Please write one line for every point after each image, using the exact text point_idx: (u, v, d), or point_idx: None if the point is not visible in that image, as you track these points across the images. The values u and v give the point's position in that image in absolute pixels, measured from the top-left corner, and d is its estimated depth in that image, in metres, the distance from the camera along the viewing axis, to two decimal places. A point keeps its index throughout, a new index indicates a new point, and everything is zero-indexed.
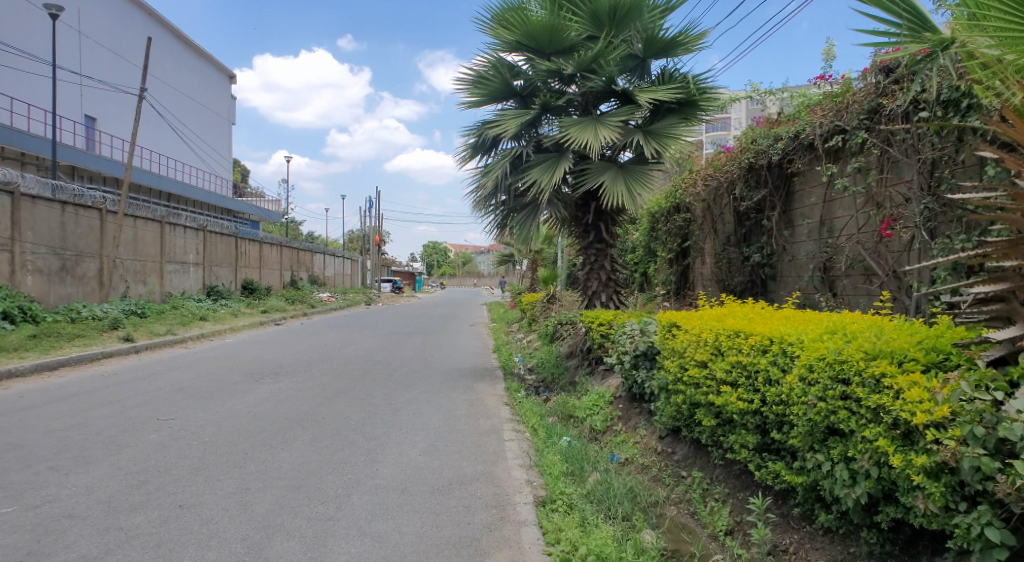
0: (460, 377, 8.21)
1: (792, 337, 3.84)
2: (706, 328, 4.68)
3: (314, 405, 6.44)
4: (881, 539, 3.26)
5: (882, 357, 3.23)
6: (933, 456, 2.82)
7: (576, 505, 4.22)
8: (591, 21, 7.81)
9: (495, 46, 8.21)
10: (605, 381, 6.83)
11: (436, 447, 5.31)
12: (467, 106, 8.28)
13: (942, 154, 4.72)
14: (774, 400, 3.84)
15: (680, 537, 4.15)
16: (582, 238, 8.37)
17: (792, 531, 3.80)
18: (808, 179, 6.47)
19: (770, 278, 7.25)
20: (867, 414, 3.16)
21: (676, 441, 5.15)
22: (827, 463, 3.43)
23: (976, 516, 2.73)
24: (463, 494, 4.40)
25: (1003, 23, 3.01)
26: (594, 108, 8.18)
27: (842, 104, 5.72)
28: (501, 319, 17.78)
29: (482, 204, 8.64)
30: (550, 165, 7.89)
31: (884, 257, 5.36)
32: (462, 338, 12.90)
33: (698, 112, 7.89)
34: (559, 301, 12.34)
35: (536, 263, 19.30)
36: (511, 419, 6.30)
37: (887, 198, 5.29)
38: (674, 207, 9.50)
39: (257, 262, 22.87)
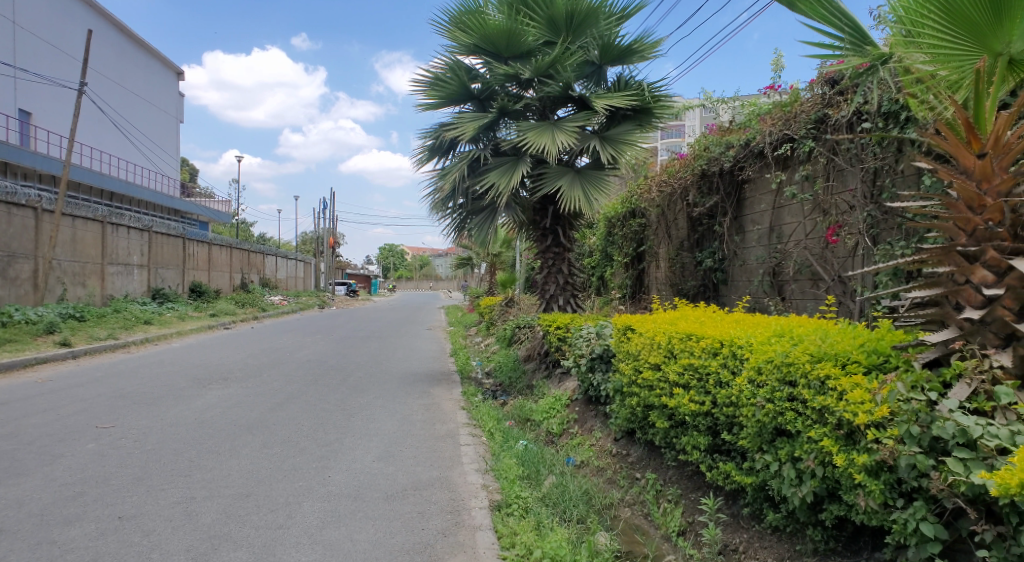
0: (416, 382, 8.14)
1: (741, 340, 3.94)
2: (659, 332, 4.76)
3: (264, 411, 6.30)
4: (825, 537, 3.35)
5: (827, 359, 3.34)
6: (873, 455, 2.92)
7: (531, 509, 4.23)
8: (547, 26, 7.89)
9: (452, 49, 8.20)
10: (562, 384, 6.89)
11: (390, 453, 5.25)
12: (424, 108, 8.24)
13: (883, 164, 4.90)
14: (724, 402, 3.92)
15: (633, 539, 4.18)
16: (539, 243, 8.42)
17: (741, 530, 3.88)
18: (758, 186, 6.64)
19: (721, 282, 7.40)
20: (812, 415, 3.27)
21: (631, 443, 5.22)
22: (774, 463, 3.52)
23: (912, 511, 2.84)
24: (418, 499, 4.37)
25: (938, 41, 3.23)
26: (551, 113, 8.23)
27: (791, 113, 5.89)
28: (459, 322, 17.71)
29: (439, 207, 8.59)
30: (507, 168, 7.90)
31: (830, 262, 5.53)
32: (418, 342, 12.80)
33: (652, 119, 8.03)
34: (516, 305, 12.36)
35: (494, 267, 19.31)
36: (467, 423, 6.27)
37: (833, 206, 5.45)
38: (629, 212, 9.63)
39: (207, 265, 22.28)
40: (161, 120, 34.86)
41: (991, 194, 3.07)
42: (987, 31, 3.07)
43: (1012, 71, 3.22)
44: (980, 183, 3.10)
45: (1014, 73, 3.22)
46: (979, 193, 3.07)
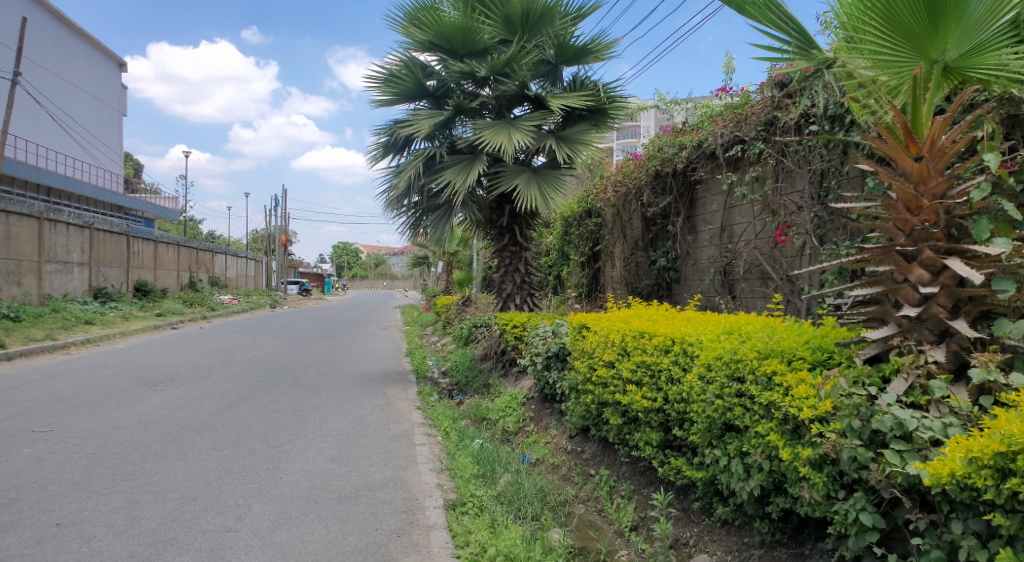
0: (370, 382, 8.05)
1: (691, 338, 4.03)
2: (613, 330, 4.82)
3: (213, 413, 6.15)
4: (772, 529, 3.44)
5: (773, 356, 3.43)
6: (816, 448, 3.01)
7: (486, 507, 4.22)
8: (503, 24, 7.89)
9: (407, 45, 8.14)
10: (519, 383, 6.91)
11: (343, 454, 5.18)
12: (379, 105, 8.15)
13: (830, 165, 5.04)
14: (676, 398, 4.00)
15: (587, 535, 4.21)
16: (496, 241, 8.43)
17: (692, 524, 3.96)
18: (710, 187, 6.77)
19: (674, 281, 7.51)
20: (760, 410, 3.36)
21: (585, 440, 5.27)
22: (723, 457, 3.60)
23: (852, 502, 2.93)
24: (371, 499, 4.32)
25: (877, 48, 3.34)
26: (507, 111, 8.24)
27: (741, 115, 6.03)
28: (415, 322, 17.60)
29: (395, 205, 8.51)
30: (464, 166, 7.88)
31: (779, 261, 5.67)
32: (372, 342, 12.66)
33: (608, 119, 8.12)
34: (473, 304, 12.35)
35: (450, 266, 19.25)
36: (423, 423, 6.23)
37: (782, 206, 5.59)
38: (586, 211, 9.71)
39: (152, 263, 21.60)
40: (101, 113, 33.65)
41: (928, 196, 3.19)
42: (924, 39, 3.20)
43: (947, 78, 3.36)
44: (918, 185, 3.21)
45: (948, 80, 3.36)
46: (917, 195, 3.19)
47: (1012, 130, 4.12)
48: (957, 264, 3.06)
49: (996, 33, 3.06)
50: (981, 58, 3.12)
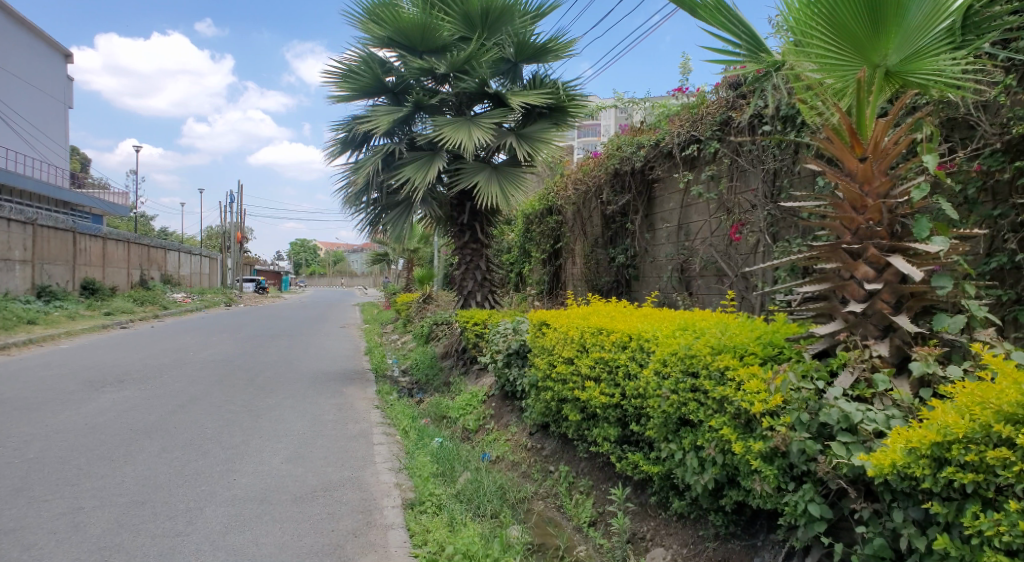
0: (329, 381, 7.95)
1: (648, 334, 4.09)
2: (572, 327, 4.86)
3: (164, 414, 6.00)
4: (726, 521, 3.50)
5: (726, 351, 3.51)
6: (767, 441, 3.09)
7: (445, 505, 4.21)
8: (462, 22, 7.87)
9: (366, 41, 8.06)
10: (479, 381, 6.92)
11: (300, 454, 5.11)
12: (337, 100, 8.05)
13: (782, 165, 5.15)
14: (633, 393, 4.05)
15: (546, 531, 4.23)
16: (457, 238, 8.41)
17: (649, 518, 4.02)
18: (667, 186, 6.87)
19: (633, 278, 7.59)
20: (713, 405, 3.43)
21: (545, 437, 5.31)
22: (679, 452, 3.67)
23: (802, 494, 3.00)
24: (328, 500, 4.28)
25: (823, 52, 3.42)
26: (467, 108, 8.22)
27: (697, 115, 6.14)
28: (375, 320, 17.44)
29: (354, 201, 8.41)
30: (424, 163, 7.84)
31: (733, 259, 5.78)
32: (331, 341, 12.49)
33: (568, 118, 8.17)
34: (435, 302, 12.30)
35: (411, 263, 19.13)
36: (382, 422, 6.18)
37: (736, 205, 5.70)
38: (547, 209, 9.75)
39: (100, 261, 20.95)
40: (46, 105, 32.48)
41: (872, 195, 3.29)
42: (867, 44, 3.31)
43: (889, 82, 3.47)
44: (862, 185, 3.31)
45: (890, 84, 3.48)
46: (862, 194, 3.29)
47: (951, 133, 4.30)
48: (900, 261, 3.16)
49: (933, 40, 3.19)
50: (920, 63, 3.24)
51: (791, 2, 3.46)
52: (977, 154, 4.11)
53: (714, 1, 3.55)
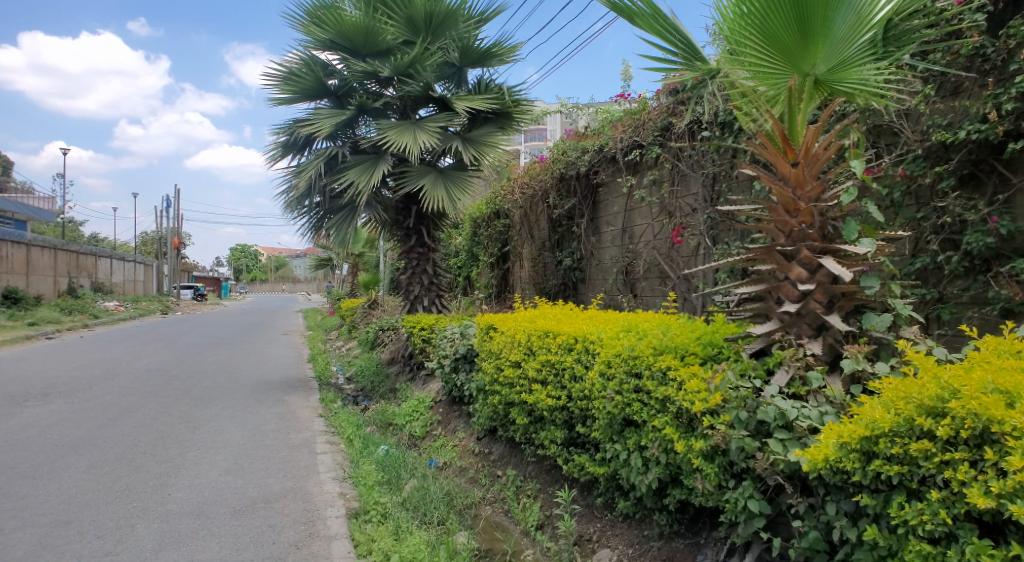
0: (271, 390, 7.74)
1: (593, 336, 4.13)
2: (519, 330, 4.87)
3: (92, 428, 5.74)
4: (670, 520, 3.56)
5: (668, 352, 3.59)
6: (708, 440, 3.15)
7: (390, 513, 4.14)
8: (406, 25, 7.84)
9: (307, 43, 7.92)
10: (426, 386, 6.86)
11: (240, 465, 4.97)
12: (278, 103, 7.88)
13: (721, 169, 5.29)
14: (578, 395, 4.09)
15: (493, 536, 4.21)
16: (403, 242, 8.33)
17: (595, 520, 4.05)
18: (611, 190, 6.98)
19: (580, 281, 7.67)
20: (656, 405, 3.49)
21: (492, 441, 5.31)
22: (624, 453, 3.71)
23: (741, 491, 3.06)
24: (268, 512, 4.16)
25: (757, 61, 3.53)
26: (412, 112, 8.17)
27: (639, 121, 6.25)
28: (319, 326, 17.12)
29: (296, 205, 8.24)
30: (368, 166, 7.74)
31: (676, 261, 5.90)
32: (274, 349, 12.18)
33: (514, 122, 8.22)
34: (381, 307, 12.15)
35: (356, 268, 18.84)
36: (325, 430, 6.06)
37: (678, 208, 5.83)
38: (494, 213, 9.77)
39: (23, 268, 19.93)
40: None
41: (804, 199, 3.39)
42: (797, 54, 3.43)
43: (818, 91, 3.61)
44: (795, 189, 3.41)
45: (819, 92, 3.61)
46: (795, 198, 3.39)
47: (878, 139, 4.49)
48: (831, 262, 3.27)
49: (858, 51, 3.35)
50: (846, 73, 3.39)
51: (724, 13, 3.56)
52: (901, 159, 4.31)
53: (650, 9, 3.63)
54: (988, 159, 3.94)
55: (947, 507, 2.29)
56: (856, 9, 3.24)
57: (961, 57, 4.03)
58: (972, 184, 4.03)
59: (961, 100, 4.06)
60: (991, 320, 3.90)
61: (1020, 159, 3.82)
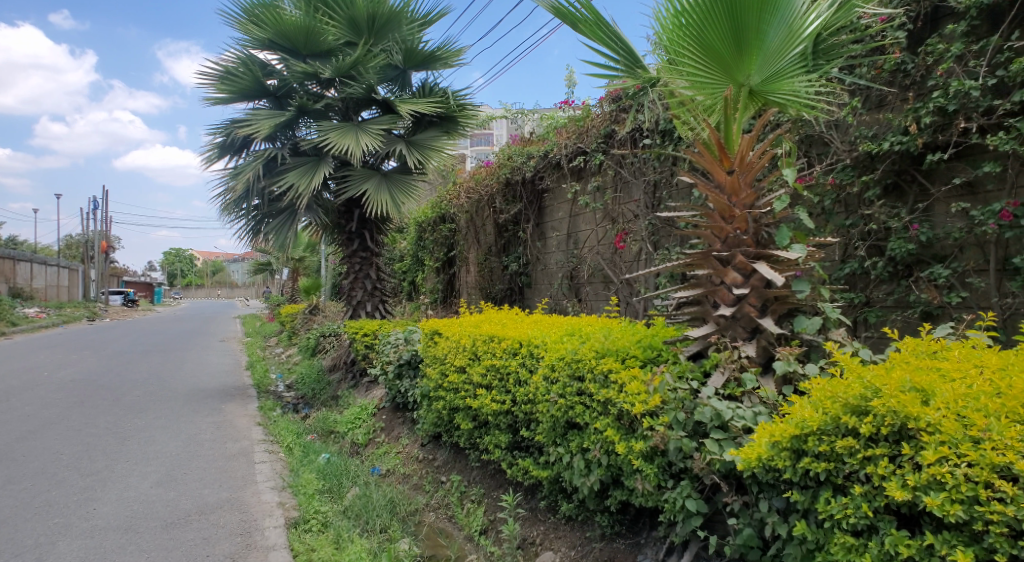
0: (206, 399, 7.48)
1: (537, 340, 4.17)
2: (464, 335, 4.87)
3: (9, 442, 5.42)
4: (611, 521, 3.61)
5: (609, 355, 3.65)
6: (648, 441, 3.21)
7: (331, 522, 4.06)
8: (348, 26, 7.75)
9: (245, 42, 7.72)
10: (369, 393, 6.77)
11: (172, 477, 4.78)
12: (213, 102, 7.66)
13: (661, 176, 5.40)
14: (523, 399, 4.11)
15: (437, 542, 4.17)
16: (345, 247, 8.21)
17: (539, 523, 4.06)
18: (557, 196, 7.06)
19: (525, 286, 7.71)
20: (598, 407, 3.54)
21: (437, 448, 5.28)
22: (566, 455, 3.75)
23: (680, 490, 3.12)
24: (202, 524, 4.02)
25: (694, 71, 3.62)
26: (355, 114, 8.06)
27: (583, 128, 6.32)
28: (258, 333, 16.62)
29: (233, 208, 8.02)
30: (309, 169, 7.60)
31: (618, 266, 5.99)
32: (210, 356, 11.76)
33: (458, 127, 8.22)
34: (322, 313, 11.91)
35: (296, 273, 18.44)
36: (264, 439, 5.89)
37: (621, 214, 5.93)
38: (440, 217, 9.73)
39: None
40: None
41: (739, 206, 3.50)
42: (732, 65, 3.54)
43: (752, 101, 3.73)
44: (730, 197, 3.51)
45: (752, 103, 3.74)
46: (730, 205, 3.49)
47: (809, 148, 4.68)
48: (764, 267, 3.38)
49: (790, 63, 3.48)
50: (779, 84, 3.51)
51: (663, 23, 3.65)
52: (830, 169, 4.50)
53: (593, 16, 3.69)
54: (909, 170, 4.17)
55: (869, 501, 2.40)
56: (788, 23, 3.37)
57: (884, 72, 4.24)
58: (895, 193, 4.25)
59: (884, 113, 4.26)
60: (913, 322, 4.11)
61: (938, 171, 4.06)
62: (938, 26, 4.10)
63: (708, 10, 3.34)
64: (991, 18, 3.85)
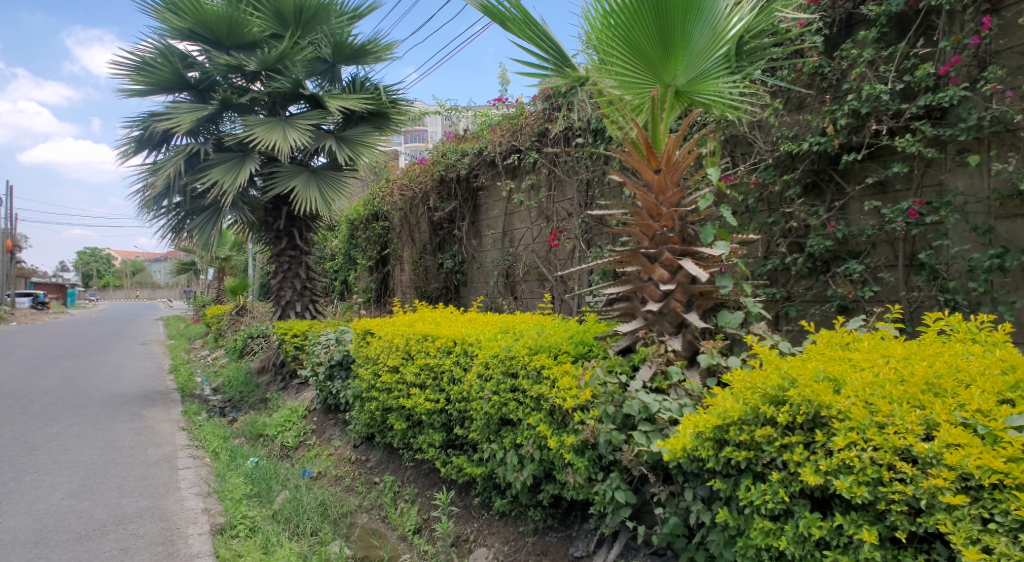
0: (124, 404, 7.15)
1: (471, 338, 4.17)
2: (397, 334, 4.82)
3: None
4: (544, 515, 3.64)
5: (542, 351, 3.69)
6: (578, 435, 3.27)
7: (259, 527, 3.96)
8: (274, 18, 7.54)
9: (164, 32, 7.41)
10: (300, 395, 6.63)
11: (87, 486, 4.56)
12: (129, 94, 7.32)
13: (593, 175, 5.48)
14: (456, 397, 4.10)
15: (369, 543, 4.13)
16: (273, 245, 8.00)
17: (473, 520, 4.06)
18: (491, 194, 7.09)
19: (460, 284, 7.70)
20: (531, 403, 3.58)
21: (370, 448, 5.22)
22: (500, 451, 3.76)
23: (610, 483, 3.18)
24: (120, 535, 3.86)
25: (623, 71, 3.69)
26: (282, 109, 7.83)
27: (517, 126, 6.36)
28: (182, 335, 15.98)
29: (152, 205, 7.69)
30: (235, 165, 7.37)
31: (552, 263, 6.06)
32: (129, 360, 11.23)
33: (390, 123, 8.13)
34: (250, 313, 11.57)
35: (223, 272, 17.83)
36: (188, 444, 5.68)
37: (555, 212, 6.00)
38: (372, 215, 9.60)
39: None
40: None
41: (666, 204, 3.58)
42: (659, 66, 3.63)
43: (678, 101, 3.84)
44: (658, 195, 3.59)
45: (678, 103, 3.84)
46: (657, 203, 3.56)
47: (734, 149, 4.85)
48: (689, 263, 3.47)
49: (714, 64, 3.59)
50: (704, 85, 3.62)
51: (592, 23, 3.70)
52: (754, 168, 4.66)
53: (522, 15, 3.72)
54: (827, 170, 4.37)
55: (785, 486, 2.50)
56: (711, 25, 3.47)
57: (804, 75, 4.42)
58: (814, 192, 4.45)
59: (804, 115, 4.46)
60: (829, 315, 4.33)
61: (853, 170, 4.27)
62: (852, 32, 4.31)
63: (636, 11, 3.41)
64: (899, 26, 4.06)
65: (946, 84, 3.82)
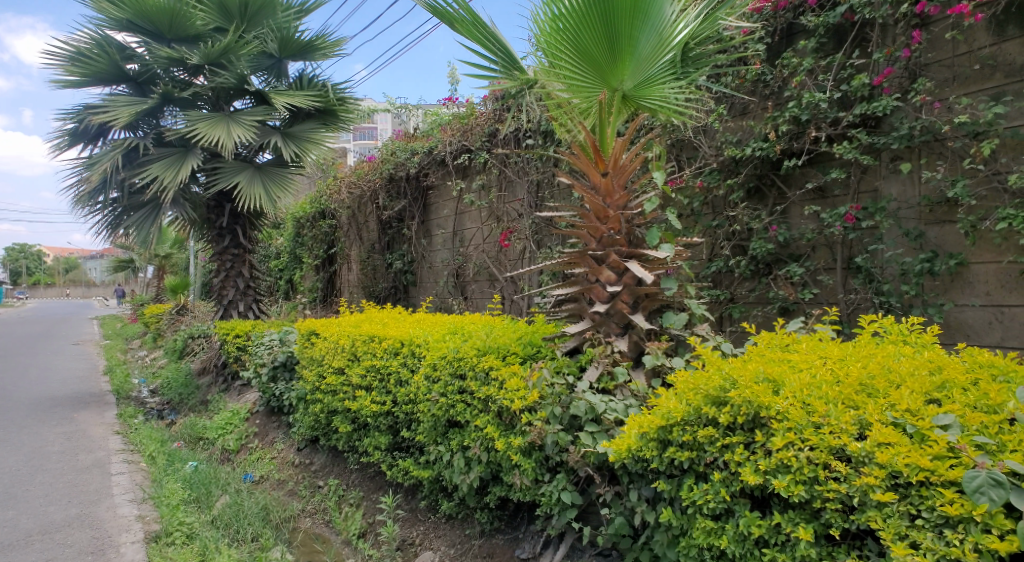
0: (56, 408, 6.85)
1: (418, 339, 4.13)
2: (343, 335, 4.75)
3: None
4: (490, 517, 3.64)
5: (490, 352, 3.68)
6: (525, 436, 3.27)
7: (197, 533, 3.83)
8: (218, 12, 7.37)
9: (100, 22, 7.15)
10: (242, 397, 6.48)
11: (12, 494, 4.35)
12: (64, 86, 7.05)
13: (543, 176, 5.51)
14: (403, 399, 4.06)
15: (312, 548, 4.05)
16: (216, 243, 7.78)
17: (419, 523, 4.03)
18: (442, 193, 7.06)
19: (410, 284, 7.64)
20: (478, 404, 3.57)
21: (314, 452, 5.13)
22: (447, 454, 3.74)
23: (556, 484, 3.19)
24: (47, 544, 3.70)
25: (570, 74, 3.72)
26: (227, 104, 7.63)
27: (467, 126, 6.34)
28: (119, 335, 15.44)
29: (88, 200, 7.42)
30: (176, 161, 7.15)
31: (502, 264, 6.07)
32: (60, 361, 10.77)
33: (339, 120, 8.00)
34: (190, 312, 11.24)
35: (163, 269, 17.29)
36: (123, 448, 5.48)
37: (505, 213, 6.01)
38: (320, 213, 9.44)
39: None
40: None
41: (613, 207, 3.60)
42: (607, 70, 3.66)
43: (625, 105, 3.88)
44: (604, 198, 3.61)
45: (626, 107, 3.89)
46: (604, 206, 3.58)
47: (680, 152, 4.95)
48: (635, 265, 3.49)
49: (660, 69, 3.64)
50: (650, 90, 3.67)
51: (541, 26, 3.71)
52: (700, 172, 4.77)
53: (470, 16, 3.72)
54: (769, 175, 4.47)
55: (726, 486, 2.55)
56: (658, 31, 3.51)
57: (747, 82, 4.53)
58: (757, 196, 4.56)
59: (747, 120, 4.57)
60: (771, 316, 4.44)
61: (794, 176, 4.39)
62: (793, 41, 4.43)
63: (585, 16, 3.43)
64: (837, 37, 4.19)
65: (880, 94, 3.95)
